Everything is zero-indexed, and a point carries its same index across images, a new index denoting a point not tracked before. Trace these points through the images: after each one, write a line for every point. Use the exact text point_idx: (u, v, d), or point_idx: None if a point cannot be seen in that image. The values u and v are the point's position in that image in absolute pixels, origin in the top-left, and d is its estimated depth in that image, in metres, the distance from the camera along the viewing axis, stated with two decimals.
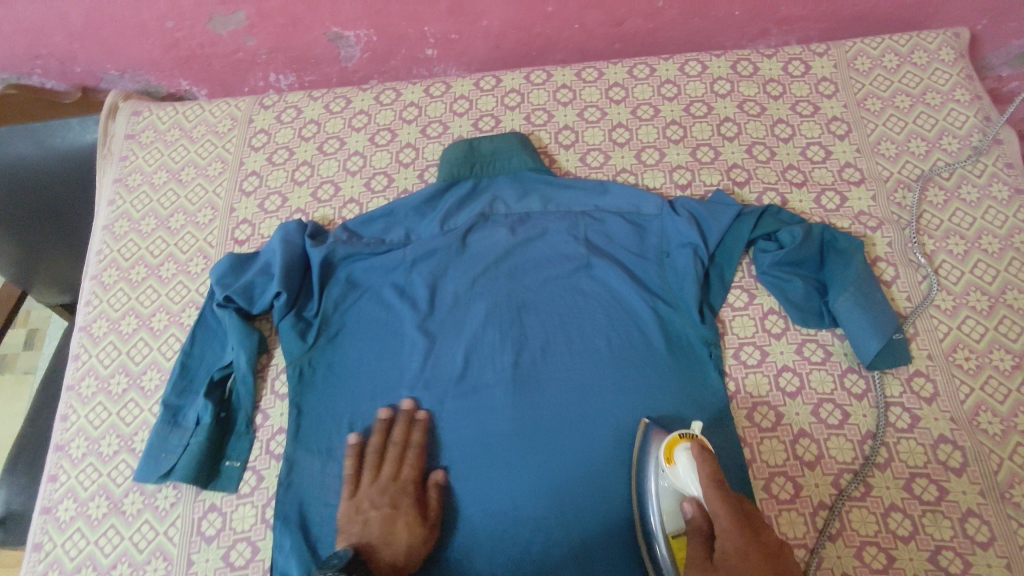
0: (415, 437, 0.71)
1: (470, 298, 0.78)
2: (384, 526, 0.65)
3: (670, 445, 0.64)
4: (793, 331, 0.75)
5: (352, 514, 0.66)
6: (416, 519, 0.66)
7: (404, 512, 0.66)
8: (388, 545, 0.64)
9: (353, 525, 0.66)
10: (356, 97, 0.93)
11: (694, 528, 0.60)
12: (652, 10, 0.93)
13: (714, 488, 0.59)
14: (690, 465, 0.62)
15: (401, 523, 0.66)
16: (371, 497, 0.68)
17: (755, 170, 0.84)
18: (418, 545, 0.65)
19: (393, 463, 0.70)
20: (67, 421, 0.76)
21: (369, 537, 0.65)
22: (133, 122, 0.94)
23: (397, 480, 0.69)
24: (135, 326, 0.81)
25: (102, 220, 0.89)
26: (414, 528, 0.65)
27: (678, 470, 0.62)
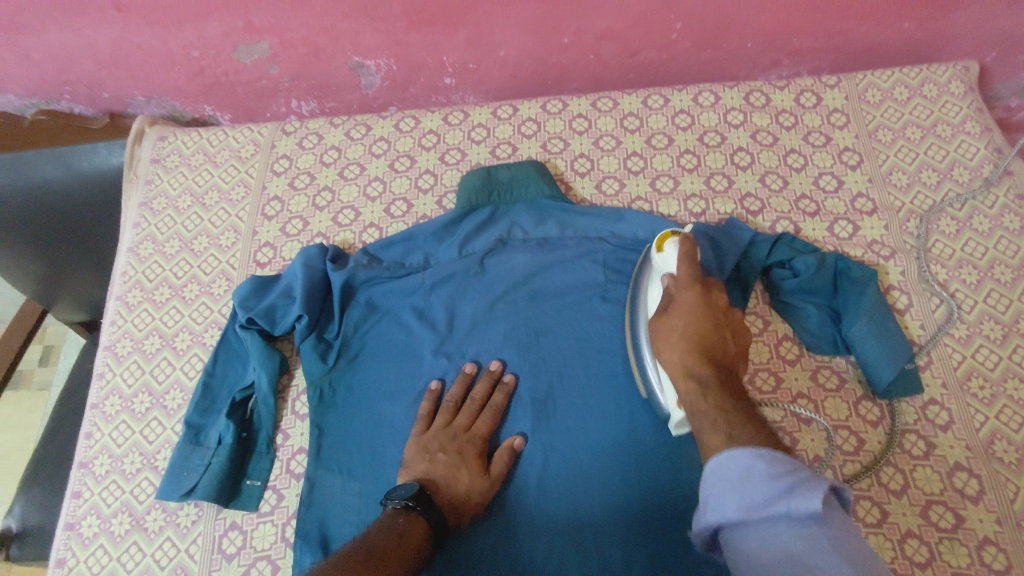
0: (459, 390, 0.74)
1: (487, 321, 0.79)
2: (450, 467, 0.68)
3: (663, 237, 0.73)
4: (808, 358, 0.76)
5: (421, 452, 0.69)
6: (475, 467, 0.68)
7: (466, 460, 0.69)
8: (449, 488, 0.66)
9: (419, 462, 0.69)
10: (376, 124, 0.95)
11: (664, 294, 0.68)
12: (666, 42, 0.96)
13: (688, 263, 0.68)
14: (674, 249, 0.70)
15: (467, 471, 0.68)
16: (438, 442, 0.70)
17: (769, 199, 0.85)
18: (477, 491, 0.67)
19: (450, 413, 0.72)
20: (91, 438, 0.78)
21: (433, 476, 0.67)
22: (159, 146, 0.96)
23: (452, 427, 0.71)
24: (158, 346, 0.82)
25: (127, 241, 0.91)
26: (476, 477, 0.68)
27: (664, 253, 0.71)
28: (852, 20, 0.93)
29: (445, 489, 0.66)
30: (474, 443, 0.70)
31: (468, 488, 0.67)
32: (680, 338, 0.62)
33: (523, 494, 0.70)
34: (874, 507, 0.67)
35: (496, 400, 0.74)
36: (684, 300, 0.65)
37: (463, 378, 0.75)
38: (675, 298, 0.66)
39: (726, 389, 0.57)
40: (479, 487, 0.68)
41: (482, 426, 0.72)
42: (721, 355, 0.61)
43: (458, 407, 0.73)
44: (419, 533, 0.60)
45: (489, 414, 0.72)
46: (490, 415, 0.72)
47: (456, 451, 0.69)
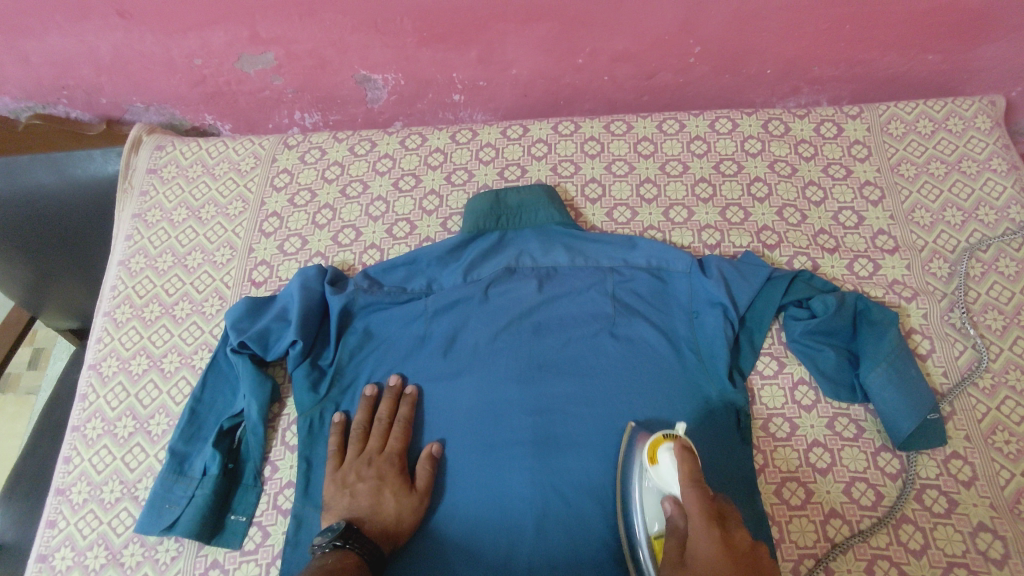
0: (363, 415, 0.73)
1: (490, 352, 0.76)
2: (371, 498, 0.67)
3: (654, 445, 0.63)
4: (824, 403, 0.72)
5: (340, 489, 0.68)
6: (398, 485, 0.68)
7: (386, 481, 0.68)
8: (377, 513, 0.66)
9: (341, 500, 0.68)
10: (381, 140, 0.92)
11: (672, 527, 0.58)
12: (682, 66, 0.93)
13: (690, 486, 0.57)
14: (669, 463, 0.61)
15: (389, 492, 0.68)
16: (355, 471, 0.69)
17: (786, 233, 0.82)
18: (407, 512, 0.67)
19: (361, 440, 0.71)
20: (69, 463, 0.74)
21: (358, 510, 0.67)
22: (156, 156, 0.92)
23: (365, 453, 0.71)
24: (145, 366, 0.79)
25: (119, 254, 0.88)
26: (399, 493, 0.68)
27: (658, 469, 0.62)
28: (875, 50, 0.90)
29: (374, 517, 0.66)
30: (391, 461, 0.70)
31: (396, 508, 0.67)
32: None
33: (520, 541, 0.67)
34: (892, 568, 0.64)
35: (403, 414, 0.73)
36: (702, 546, 0.53)
37: (366, 401, 0.74)
38: (693, 539, 0.54)
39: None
40: (408, 505, 0.67)
41: (395, 444, 0.71)
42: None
43: (366, 430, 0.72)
44: (352, 566, 0.59)
45: (399, 429, 0.72)
46: (400, 431, 0.72)
47: (374, 475, 0.69)
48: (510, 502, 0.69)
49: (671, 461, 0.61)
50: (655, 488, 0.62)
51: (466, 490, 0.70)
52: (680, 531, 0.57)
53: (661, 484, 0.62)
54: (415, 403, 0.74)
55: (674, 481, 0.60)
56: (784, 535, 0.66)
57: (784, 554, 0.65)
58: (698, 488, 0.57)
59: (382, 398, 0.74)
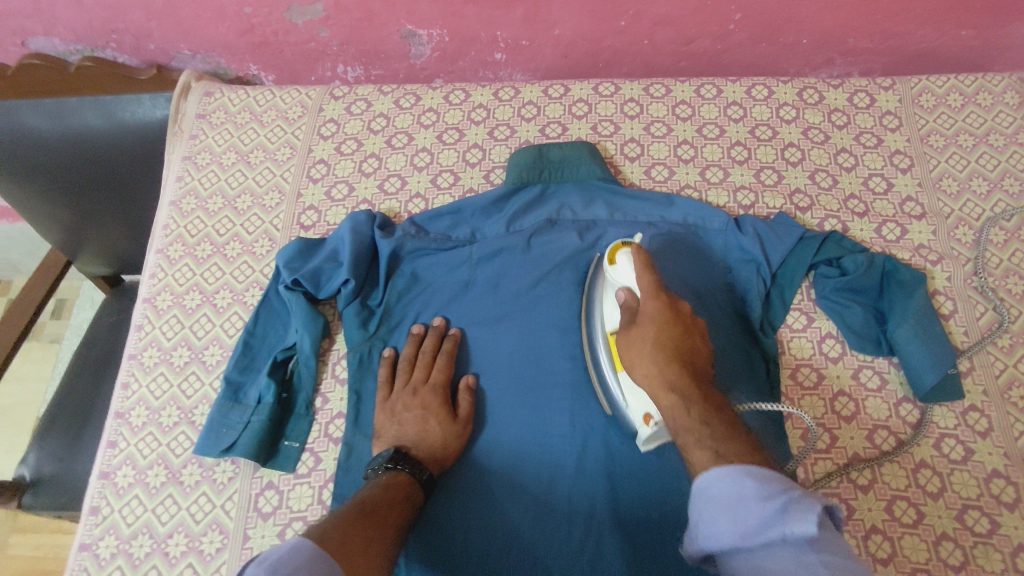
0: (409, 349, 0.76)
1: (531, 298, 0.80)
2: (418, 425, 0.71)
3: (615, 249, 0.71)
4: (850, 356, 0.76)
5: (389, 417, 0.72)
6: (443, 414, 0.72)
7: (432, 409, 0.72)
8: (424, 439, 0.70)
9: (390, 428, 0.72)
10: (426, 94, 0.94)
11: (624, 307, 0.66)
12: (722, 33, 0.95)
13: (645, 278, 0.65)
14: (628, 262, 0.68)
15: (434, 420, 0.71)
16: (402, 400, 0.73)
17: (818, 196, 0.85)
18: (451, 438, 0.71)
19: (407, 371, 0.75)
20: (128, 389, 0.77)
21: (406, 437, 0.70)
22: (206, 102, 0.94)
23: (410, 384, 0.74)
24: (198, 301, 0.82)
25: (169, 195, 0.90)
26: (444, 422, 0.71)
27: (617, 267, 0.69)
28: (910, 23, 0.92)
29: (421, 442, 0.70)
30: (435, 392, 0.73)
31: (441, 435, 0.71)
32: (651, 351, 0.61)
33: (562, 476, 0.71)
34: (910, 507, 0.68)
35: (446, 348, 0.76)
36: (649, 309, 0.64)
37: (411, 338, 0.77)
38: (640, 309, 0.64)
39: (703, 391, 0.58)
40: (451, 432, 0.71)
41: (439, 376, 0.74)
42: (691, 349, 0.61)
43: (411, 363, 0.76)
44: (405, 484, 0.64)
45: (442, 361, 0.75)
46: (443, 363, 0.75)
47: (419, 405, 0.72)
48: (551, 437, 0.73)
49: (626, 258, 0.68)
50: (612, 282, 0.70)
51: (508, 426, 0.74)
52: (632, 311, 0.65)
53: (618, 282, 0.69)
54: (457, 342, 0.78)
55: (631, 273, 0.67)
56: (809, 475, 0.70)
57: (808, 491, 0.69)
58: (651, 274, 0.66)
59: (426, 336, 0.77)
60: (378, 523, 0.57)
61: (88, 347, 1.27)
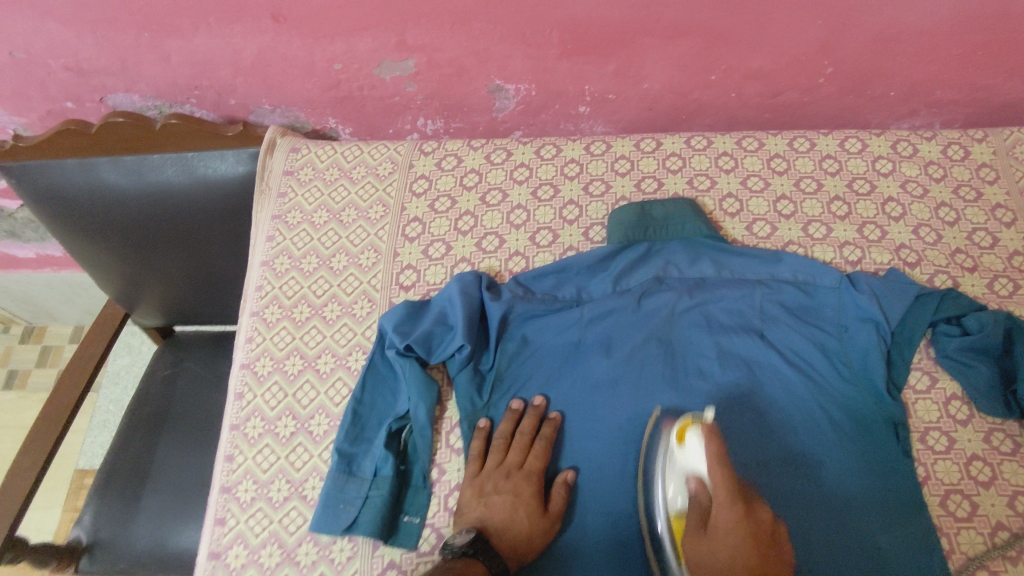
0: (506, 426, 0.74)
1: (647, 359, 0.78)
2: (506, 512, 0.68)
3: (682, 428, 0.67)
4: (979, 418, 0.74)
5: (476, 495, 0.70)
6: (533, 505, 0.69)
7: (523, 498, 0.69)
8: (510, 528, 0.68)
9: (475, 507, 0.69)
10: (516, 149, 0.93)
11: (697, 501, 0.63)
12: (810, 86, 0.95)
13: (719, 464, 0.61)
14: (697, 445, 0.65)
15: (524, 510, 0.69)
16: (493, 481, 0.71)
17: (925, 252, 0.84)
18: (539, 533, 0.68)
19: (501, 451, 0.72)
20: (233, 462, 0.75)
21: (490, 520, 0.68)
22: (292, 158, 0.93)
23: (503, 466, 0.71)
24: (300, 367, 0.79)
25: (260, 255, 0.89)
26: (533, 513, 0.69)
27: (686, 450, 0.66)
28: (1000, 75, 0.92)
29: (506, 532, 0.67)
30: (529, 481, 0.70)
31: (527, 527, 0.68)
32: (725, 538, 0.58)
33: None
34: None
35: (545, 433, 0.73)
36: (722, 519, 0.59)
37: (511, 414, 0.74)
38: (713, 509, 0.61)
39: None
40: (539, 525, 0.68)
41: (534, 462, 0.72)
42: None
43: (505, 443, 0.73)
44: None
45: (540, 448, 0.72)
46: (541, 450, 0.72)
47: (511, 490, 0.70)
48: None
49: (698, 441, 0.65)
50: (681, 467, 0.66)
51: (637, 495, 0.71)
52: (704, 507, 0.63)
53: (687, 465, 0.66)
54: (556, 426, 0.75)
55: (699, 462, 0.65)
56: (954, 546, 0.68)
57: (956, 565, 0.68)
58: (723, 451, 0.62)
59: (526, 415, 0.74)
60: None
61: (141, 405, 1.17)
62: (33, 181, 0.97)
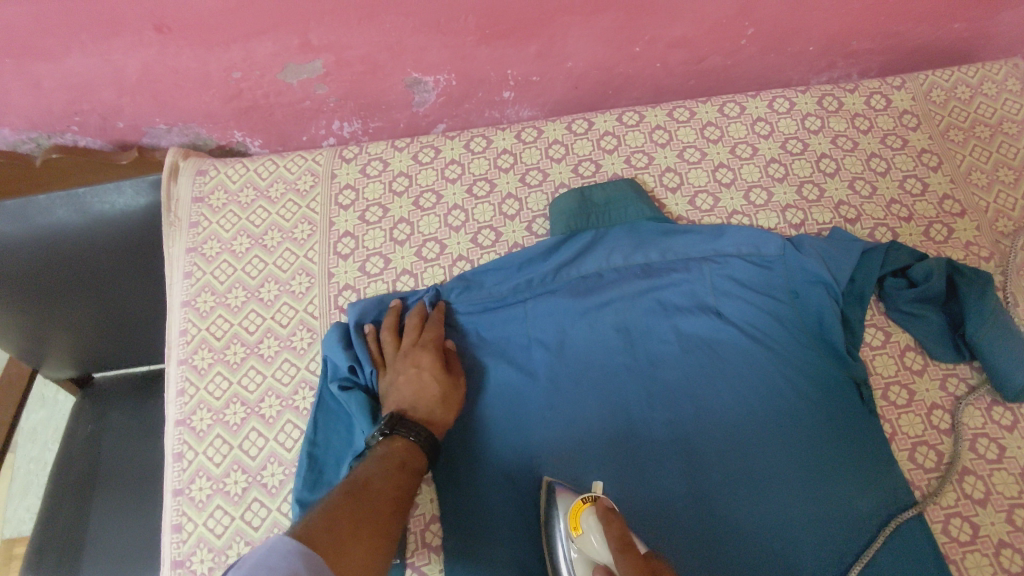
0: (388, 320, 0.74)
1: (604, 351, 0.76)
2: (415, 387, 0.68)
3: (576, 510, 0.61)
4: (933, 366, 0.77)
5: (385, 389, 0.69)
6: (439, 369, 0.70)
7: (425, 364, 0.70)
8: (421, 398, 0.68)
9: (388, 397, 0.69)
10: (445, 146, 0.88)
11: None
12: (733, 48, 0.93)
13: (617, 537, 0.56)
14: (594, 529, 0.59)
15: (431, 373, 0.69)
16: (395, 366, 0.71)
17: (863, 206, 0.85)
18: (450, 389, 0.70)
19: (392, 341, 0.73)
20: (183, 531, 0.69)
21: (403, 398, 0.68)
22: (200, 183, 0.85)
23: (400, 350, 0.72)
24: (242, 415, 0.73)
25: (179, 295, 0.81)
26: (438, 369, 0.70)
27: (585, 539, 0.60)
28: (911, 21, 0.93)
29: (419, 403, 0.68)
30: (427, 349, 0.71)
31: (439, 390, 0.69)
32: None
33: (681, 528, 0.68)
34: None
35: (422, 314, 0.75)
36: None
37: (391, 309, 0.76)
38: None
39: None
40: (447, 383, 0.70)
41: (428, 334, 0.73)
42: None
43: (394, 331, 0.74)
44: (402, 449, 0.63)
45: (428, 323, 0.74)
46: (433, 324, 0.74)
47: (412, 364, 0.70)
48: (669, 500, 0.69)
49: (595, 523, 0.59)
50: (587, 558, 0.60)
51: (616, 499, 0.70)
52: None
53: (587, 552, 0.60)
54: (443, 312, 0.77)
55: (602, 548, 0.58)
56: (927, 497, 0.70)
57: (932, 516, 0.69)
58: (618, 523, 0.58)
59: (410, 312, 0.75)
60: (369, 502, 0.56)
61: (64, 468, 1.05)
62: None
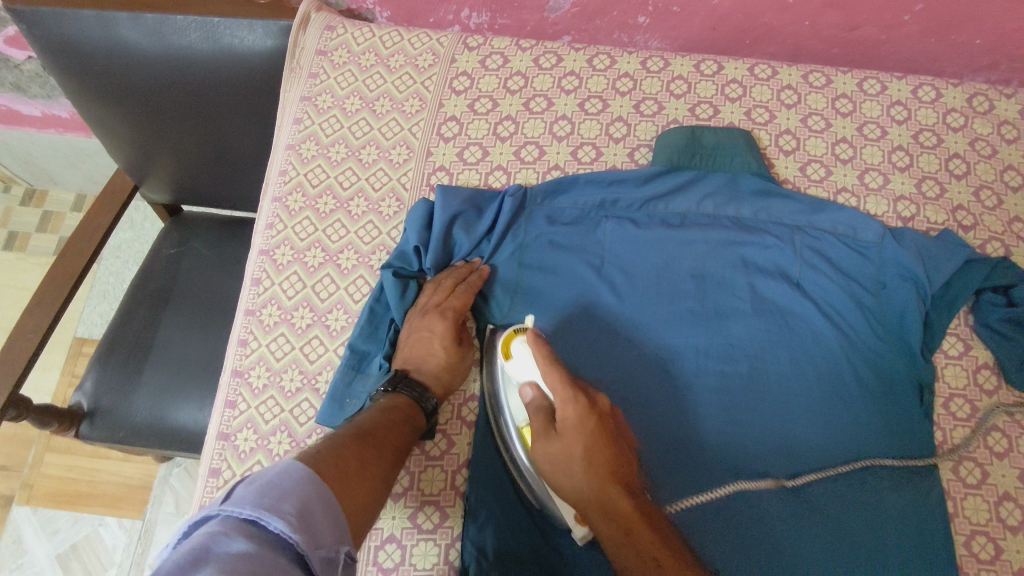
0: (436, 277, 0.74)
1: (673, 288, 0.76)
2: (424, 348, 0.69)
3: (507, 338, 0.67)
4: (1006, 391, 0.74)
5: (406, 336, 0.71)
6: (449, 339, 0.69)
7: (437, 334, 0.69)
8: (428, 362, 0.69)
9: (405, 345, 0.70)
10: (568, 56, 0.87)
11: (535, 408, 0.62)
12: (893, 23, 0.87)
13: (549, 366, 0.60)
14: (522, 351, 0.65)
15: (440, 344, 0.69)
16: (415, 319, 0.71)
17: (982, 216, 0.80)
18: (456, 365, 0.70)
19: (428, 291, 0.72)
20: (247, 346, 0.75)
21: (412, 357, 0.70)
22: (327, 37, 0.87)
23: (426, 303, 0.71)
24: (321, 260, 0.77)
25: (286, 137, 0.85)
26: (449, 344, 0.69)
27: (512, 361, 0.65)
28: None
29: (427, 368, 0.69)
30: (443, 317, 0.69)
31: (445, 360, 0.70)
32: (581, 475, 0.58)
33: (704, 466, 0.69)
34: None
35: (471, 279, 0.73)
36: (568, 417, 0.59)
37: (450, 268, 0.75)
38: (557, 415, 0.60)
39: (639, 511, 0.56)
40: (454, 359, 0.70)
41: (453, 300, 0.70)
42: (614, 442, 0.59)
43: (434, 285, 0.73)
44: (404, 405, 0.65)
45: (462, 288, 0.71)
46: (463, 290, 0.71)
47: (427, 328, 0.69)
48: (701, 440, 0.70)
49: (523, 349, 0.64)
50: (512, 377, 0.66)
51: (649, 429, 0.71)
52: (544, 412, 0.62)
53: (517, 371, 0.65)
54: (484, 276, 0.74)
55: (531, 364, 0.64)
56: (959, 510, 0.69)
57: (957, 527, 0.68)
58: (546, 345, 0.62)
59: (453, 270, 0.74)
60: (375, 447, 0.57)
61: (144, 280, 1.14)
62: (43, 28, 0.89)
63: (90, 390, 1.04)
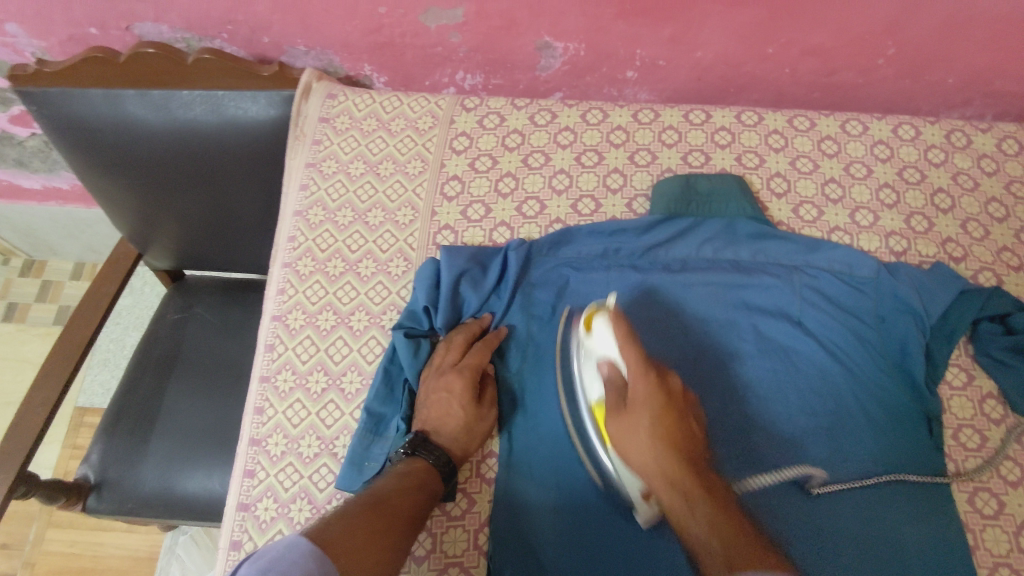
0: (449, 336, 0.75)
1: (681, 333, 0.77)
2: (441, 407, 0.70)
3: (591, 317, 0.70)
4: (1012, 419, 0.75)
5: (422, 397, 0.71)
6: (467, 399, 0.70)
7: (454, 393, 0.70)
8: (446, 423, 0.69)
9: (421, 406, 0.71)
10: (562, 112, 0.90)
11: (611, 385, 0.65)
12: (869, 67, 0.91)
13: (627, 344, 0.65)
14: (606, 329, 0.67)
15: (458, 403, 0.70)
16: (432, 379, 0.72)
17: (971, 247, 0.83)
18: (474, 425, 0.70)
19: (443, 351, 0.73)
20: (264, 414, 0.75)
21: (429, 418, 0.70)
22: (328, 105, 0.89)
23: (443, 364, 0.72)
24: (333, 323, 0.79)
25: (293, 203, 0.87)
26: (466, 403, 0.70)
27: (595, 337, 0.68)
28: None
29: (444, 427, 0.69)
30: (461, 376, 0.71)
31: (463, 419, 0.70)
32: (650, 440, 0.60)
33: None
34: None
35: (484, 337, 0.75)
36: (640, 391, 0.63)
37: (461, 326, 0.76)
38: (631, 391, 0.63)
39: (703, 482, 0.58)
40: (472, 418, 0.70)
41: (469, 360, 0.72)
42: (687, 427, 0.61)
43: (449, 344, 0.74)
44: (421, 470, 0.65)
45: (477, 348, 0.73)
46: (477, 349, 0.73)
47: (444, 387, 0.70)
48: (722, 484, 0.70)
49: (604, 327, 0.67)
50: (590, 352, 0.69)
51: None
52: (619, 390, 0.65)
53: (598, 351, 0.68)
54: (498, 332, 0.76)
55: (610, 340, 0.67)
56: (978, 541, 0.70)
57: (979, 559, 0.69)
58: (627, 325, 0.66)
59: (464, 327, 0.76)
60: (386, 516, 0.58)
61: (150, 346, 1.14)
62: (51, 110, 0.92)
63: (95, 461, 1.04)
